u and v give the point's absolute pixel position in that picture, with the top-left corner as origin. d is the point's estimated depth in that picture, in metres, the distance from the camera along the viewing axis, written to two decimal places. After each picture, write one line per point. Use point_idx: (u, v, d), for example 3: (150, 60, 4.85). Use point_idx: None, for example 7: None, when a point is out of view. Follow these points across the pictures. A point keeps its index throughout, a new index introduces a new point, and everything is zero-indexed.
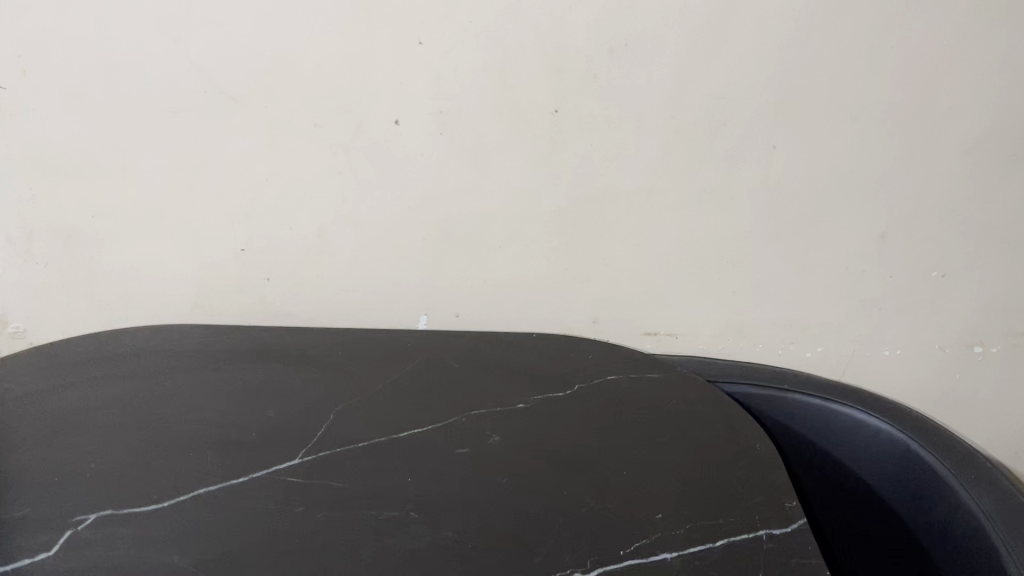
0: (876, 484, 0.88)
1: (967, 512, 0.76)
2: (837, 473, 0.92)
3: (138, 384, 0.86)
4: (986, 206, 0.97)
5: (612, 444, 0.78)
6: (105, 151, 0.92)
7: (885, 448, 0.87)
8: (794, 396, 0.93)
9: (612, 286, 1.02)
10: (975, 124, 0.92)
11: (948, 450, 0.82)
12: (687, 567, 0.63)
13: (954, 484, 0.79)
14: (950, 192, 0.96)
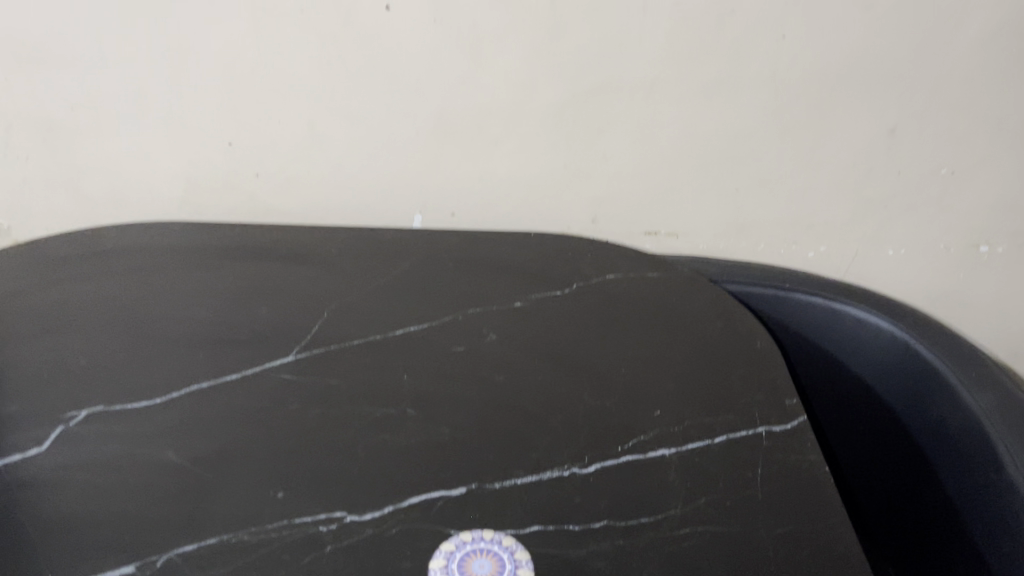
0: (874, 380, 0.88)
1: (967, 414, 0.76)
2: (835, 369, 0.91)
3: (126, 281, 0.84)
4: (1002, 100, 0.93)
5: (611, 342, 0.77)
6: (80, 39, 0.88)
7: (886, 346, 0.85)
8: (795, 296, 0.90)
9: (612, 183, 1.00)
10: (997, 13, 0.87)
11: (949, 351, 0.81)
12: (685, 463, 0.63)
13: (955, 385, 0.78)
14: (965, 86, 0.92)
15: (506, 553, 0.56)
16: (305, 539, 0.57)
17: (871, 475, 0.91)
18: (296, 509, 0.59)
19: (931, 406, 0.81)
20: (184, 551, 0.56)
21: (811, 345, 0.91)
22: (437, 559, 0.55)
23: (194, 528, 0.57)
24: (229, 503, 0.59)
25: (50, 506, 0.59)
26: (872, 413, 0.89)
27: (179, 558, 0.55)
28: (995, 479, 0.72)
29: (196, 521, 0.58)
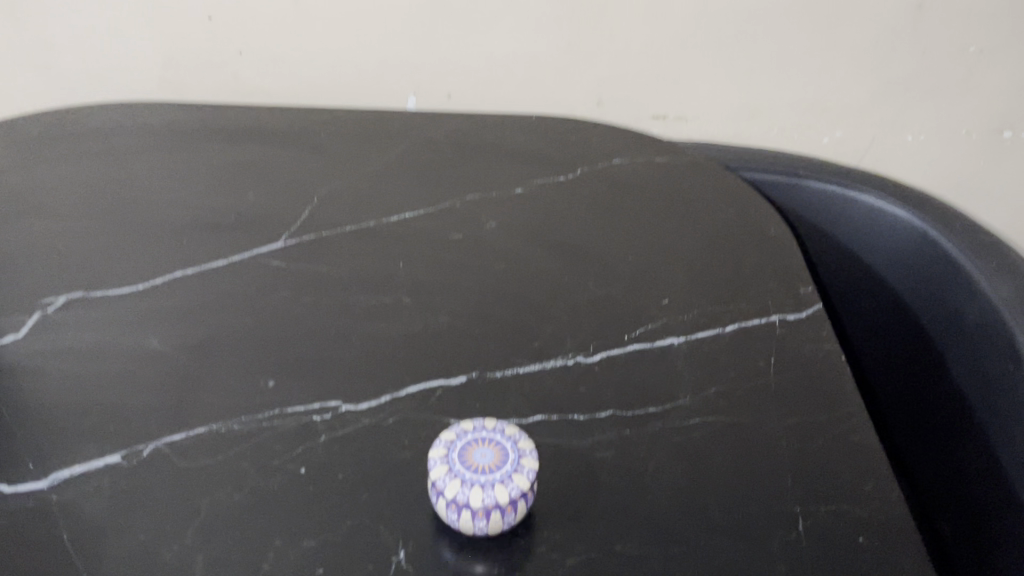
0: (890, 272, 0.85)
1: (984, 301, 0.73)
2: (850, 261, 0.88)
3: (103, 163, 0.79)
4: None
5: (616, 228, 0.73)
6: None
7: (903, 235, 0.82)
8: (810, 182, 0.87)
9: (618, 63, 0.94)
10: None
11: (969, 238, 0.77)
12: (694, 353, 0.60)
13: (973, 272, 0.75)
14: None
15: (511, 442, 0.50)
16: (297, 428, 0.55)
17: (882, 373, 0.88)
18: (287, 398, 0.57)
19: (946, 296, 0.78)
20: (171, 440, 0.53)
21: (826, 236, 0.88)
22: (438, 445, 0.50)
23: (181, 416, 0.55)
24: (218, 392, 0.57)
25: (30, 394, 0.56)
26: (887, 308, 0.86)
27: (166, 447, 0.53)
28: (1012, 369, 0.69)
29: (183, 410, 0.55)
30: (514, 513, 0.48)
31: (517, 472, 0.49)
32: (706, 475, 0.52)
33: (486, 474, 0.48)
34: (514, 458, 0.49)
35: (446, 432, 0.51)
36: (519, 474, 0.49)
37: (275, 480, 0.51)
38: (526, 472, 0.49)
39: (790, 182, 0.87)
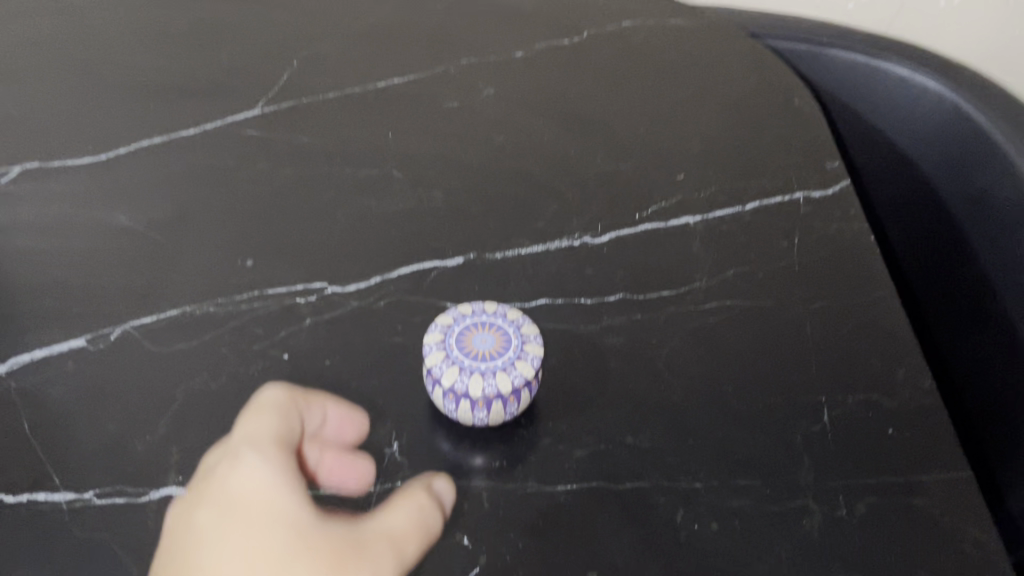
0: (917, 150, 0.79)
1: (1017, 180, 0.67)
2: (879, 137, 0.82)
3: (59, 18, 0.72)
4: None
5: (626, 97, 0.67)
6: None
7: (933, 109, 0.75)
8: (836, 52, 0.80)
9: None
10: None
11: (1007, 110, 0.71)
12: (710, 234, 0.55)
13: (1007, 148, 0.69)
14: None
15: (513, 327, 0.46)
16: (279, 312, 0.50)
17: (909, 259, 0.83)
18: (268, 280, 0.52)
19: (976, 177, 0.72)
20: (140, 324, 0.49)
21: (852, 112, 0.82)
22: (433, 330, 0.46)
23: (150, 298, 0.50)
24: (192, 272, 0.52)
25: None
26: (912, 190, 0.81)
27: (136, 331, 0.49)
28: None
29: (154, 292, 0.51)
30: (517, 403, 0.44)
31: (520, 358, 0.44)
32: (724, 366, 0.48)
33: (486, 361, 0.44)
34: (517, 342, 0.45)
35: (442, 316, 0.47)
36: (522, 361, 0.44)
37: (256, 368, 0.47)
38: (529, 357, 0.45)
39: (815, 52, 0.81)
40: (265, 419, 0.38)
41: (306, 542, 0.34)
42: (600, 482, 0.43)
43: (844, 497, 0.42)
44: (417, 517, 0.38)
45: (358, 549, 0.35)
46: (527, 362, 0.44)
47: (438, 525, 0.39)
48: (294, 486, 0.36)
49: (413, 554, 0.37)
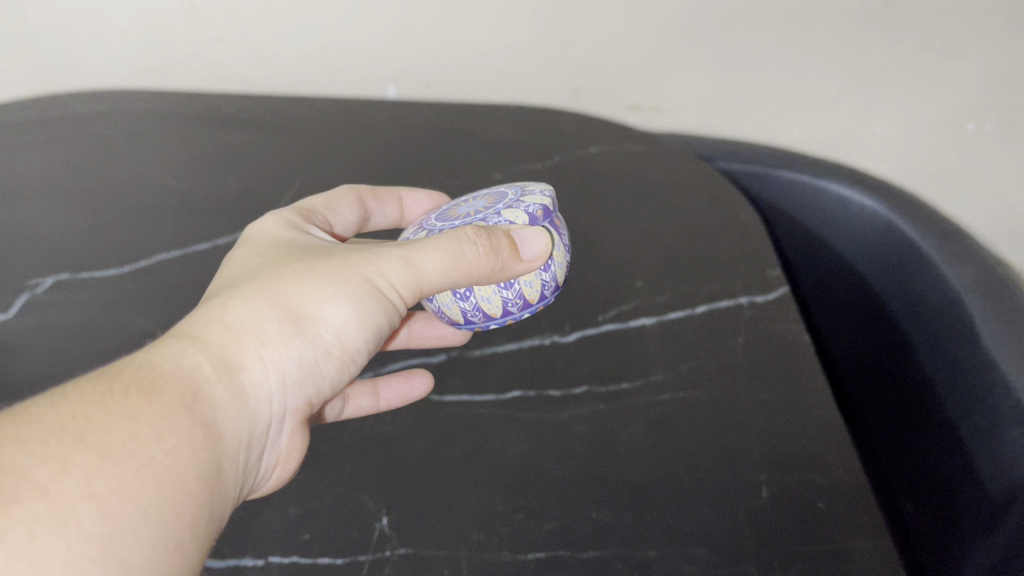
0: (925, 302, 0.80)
1: (972, 339, 0.73)
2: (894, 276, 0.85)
3: (85, 148, 0.82)
4: None
5: (593, 213, 0.76)
6: None
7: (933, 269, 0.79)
8: (819, 182, 0.89)
9: (594, 53, 0.95)
10: None
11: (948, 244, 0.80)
12: (666, 335, 0.63)
13: (969, 314, 0.74)
14: None
15: (512, 198, 0.61)
16: None
17: (832, 325, 0.97)
18: None
19: (907, 270, 0.83)
20: None
21: (772, 209, 0.95)
22: (440, 218, 0.62)
23: None
24: None
25: (18, 375, 0.61)
26: (837, 270, 0.93)
27: None
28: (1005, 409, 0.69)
29: None
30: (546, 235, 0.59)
31: (508, 212, 0.59)
32: (676, 447, 0.55)
33: (491, 213, 0.59)
34: (518, 204, 0.59)
35: (428, 221, 0.61)
36: (510, 212, 0.58)
37: None
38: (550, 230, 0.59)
39: (802, 182, 0.90)
40: (340, 199, 0.65)
41: (286, 262, 0.50)
42: (564, 551, 0.49)
43: (778, 564, 0.48)
44: (452, 242, 0.51)
45: (349, 255, 0.51)
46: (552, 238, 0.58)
47: (485, 258, 0.52)
48: (285, 247, 0.52)
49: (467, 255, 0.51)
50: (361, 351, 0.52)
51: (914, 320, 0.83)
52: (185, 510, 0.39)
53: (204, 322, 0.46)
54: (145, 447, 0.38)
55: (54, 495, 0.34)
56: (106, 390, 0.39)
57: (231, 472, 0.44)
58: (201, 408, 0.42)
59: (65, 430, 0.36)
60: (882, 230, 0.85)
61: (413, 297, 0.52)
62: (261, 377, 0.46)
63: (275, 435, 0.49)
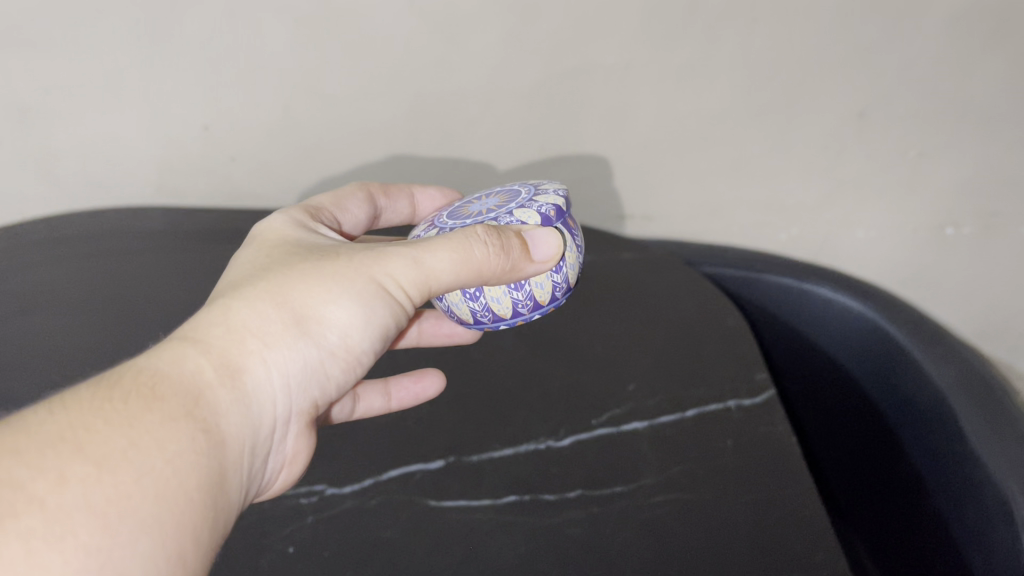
0: (915, 400, 0.83)
1: (962, 440, 0.75)
2: (885, 375, 0.88)
3: (105, 266, 0.87)
4: (980, 84, 0.92)
5: (585, 319, 0.79)
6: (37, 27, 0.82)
7: (920, 369, 0.82)
8: (806, 286, 0.93)
9: (588, 168, 1.01)
10: None
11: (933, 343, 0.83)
12: (658, 439, 0.65)
13: (957, 414, 0.76)
14: (945, 58, 0.89)
15: (521, 198, 0.63)
16: (286, 512, 0.60)
17: (825, 424, 0.99)
18: None
19: (893, 369, 0.86)
20: None
21: (757, 309, 0.98)
22: (450, 215, 0.64)
23: None
24: None
25: None
26: (825, 368, 0.96)
27: None
28: (999, 511, 0.70)
29: None
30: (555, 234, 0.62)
31: (519, 211, 0.61)
32: (670, 551, 0.56)
33: (503, 212, 0.61)
34: (530, 204, 0.61)
35: (439, 219, 0.64)
36: (521, 211, 0.61)
37: (267, 561, 0.57)
38: (562, 230, 0.62)
39: (790, 286, 0.94)
40: (348, 198, 0.70)
41: (291, 262, 0.52)
42: None
43: None
44: (462, 242, 0.53)
45: (354, 255, 0.53)
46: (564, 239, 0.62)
47: (495, 256, 0.54)
48: (290, 248, 0.54)
49: (477, 254, 0.54)
50: (366, 350, 0.55)
51: (906, 419, 0.85)
52: (185, 519, 0.40)
53: (207, 324, 0.48)
54: (143, 454, 0.39)
55: (52, 507, 0.35)
56: (105, 399, 0.40)
57: (234, 477, 0.45)
58: (202, 414, 0.43)
59: (63, 439, 0.37)
60: (869, 331, 0.88)
61: (421, 297, 0.54)
62: (264, 378, 0.48)
63: (279, 433, 0.52)
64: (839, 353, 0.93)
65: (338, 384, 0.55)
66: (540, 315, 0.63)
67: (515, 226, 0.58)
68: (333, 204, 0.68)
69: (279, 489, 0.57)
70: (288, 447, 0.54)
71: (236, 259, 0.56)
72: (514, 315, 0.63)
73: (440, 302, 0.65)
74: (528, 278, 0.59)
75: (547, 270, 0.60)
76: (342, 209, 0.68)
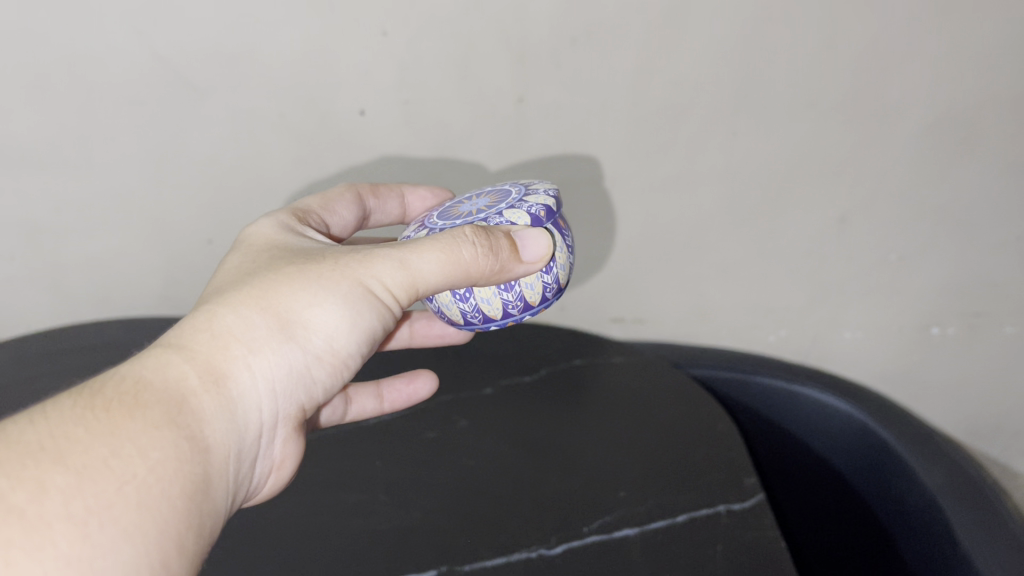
0: (907, 498, 0.84)
1: (952, 539, 0.76)
2: (877, 476, 0.89)
3: None
4: (954, 192, 0.96)
5: (577, 424, 0.81)
6: (55, 148, 0.87)
7: (911, 469, 0.84)
8: (796, 387, 0.95)
9: (579, 274, 1.04)
10: (951, 99, 0.88)
11: (922, 444, 0.85)
12: (648, 544, 0.66)
13: (946, 513, 0.78)
14: (917, 168, 0.94)
15: (511, 198, 0.65)
16: None
17: (817, 529, 0.98)
18: None
19: (883, 468, 0.88)
20: None
21: (746, 412, 0.99)
22: (441, 215, 0.66)
23: None
24: None
25: None
26: (816, 469, 0.97)
27: None
28: None
29: None
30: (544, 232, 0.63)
31: (508, 211, 0.63)
32: None
33: (493, 211, 0.63)
34: (520, 204, 0.64)
35: (431, 217, 0.66)
36: (510, 211, 0.63)
37: None
38: (551, 231, 0.64)
39: (781, 387, 0.96)
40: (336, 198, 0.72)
41: (277, 269, 0.54)
42: None
43: None
44: (450, 243, 0.55)
45: (341, 259, 0.55)
46: (553, 240, 0.64)
47: (482, 257, 0.56)
48: (277, 254, 0.56)
49: (466, 255, 0.55)
50: (353, 355, 0.56)
51: (899, 520, 0.86)
52: (168, 524, 0.41)
53: (192, 330, 0.50)
54: (123, 460, 0.41)
55: (30, 517, 0.37)
56: (86, 406, 0.42)
57: (221, 482, 0.47)
58: (185, 420, 0.45)
59: (43, 449, 0.39)
60: (860, 431, 0.91)
61: (408, 298, 0.56)
62: (250, 384, 0.50)
63: (268, 438, 0.53)
64: (831, 454, 0.95)
65: (326, 388, 0.57)
66: (530, 316, 0.65)
67: (504, 228, 0.60)
68: (321, 206, 0.70)
69: (268, 494, 0.58)
70: (276, 451, 0.55)
71: (224, 266, 0.58)
72: (504, 315, 0.65)
73: (431, 303, 0.67)
74: (518, 278, 0.61)
75: (537, 270, 0.62)
76: (330, 211, 0.71)
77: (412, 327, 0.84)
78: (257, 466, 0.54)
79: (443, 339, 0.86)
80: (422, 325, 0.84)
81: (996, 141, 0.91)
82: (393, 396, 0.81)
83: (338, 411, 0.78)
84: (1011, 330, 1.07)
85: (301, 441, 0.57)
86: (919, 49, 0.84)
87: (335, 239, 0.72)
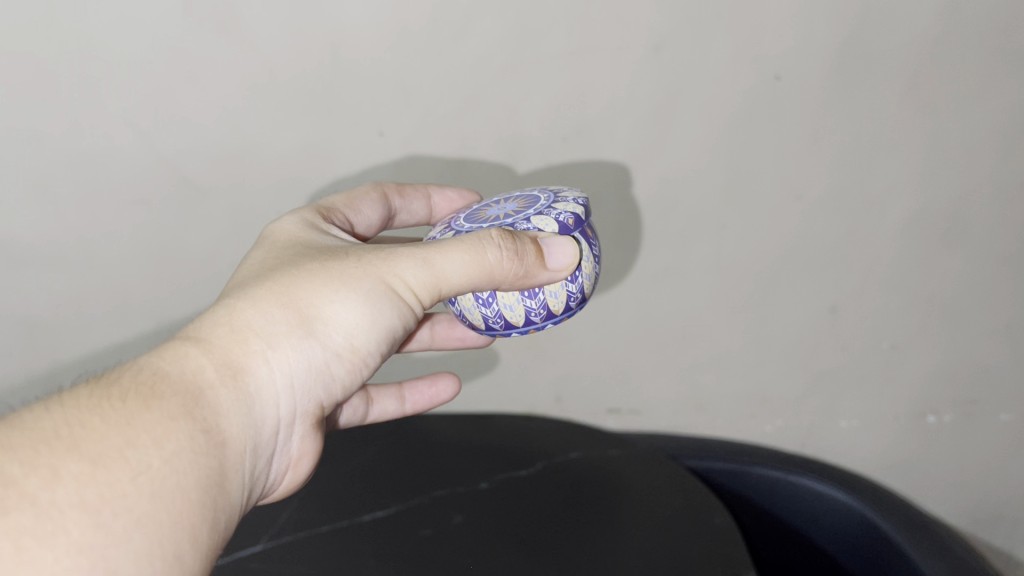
0: None
1: None
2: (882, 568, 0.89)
3: None
4: (941, 282, 0.97)
5: (575, 520, 0.79)
6: (55, 247, 0.88)
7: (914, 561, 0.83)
8: (794, 478, 0.95)
9: (573, 365, 1.04)
10: (932, 194, 0.90)
11: (923, 537, 0.85)
12: None
13: None
14: (903, 260, 0.95)
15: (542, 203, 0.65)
16: None
17: None
18: None
19: (883, 559, 0.88)
20: None
21: (740, 502, 0.98)
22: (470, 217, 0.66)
23: None
24: None
25: None
26: (817, 562, 0.96)
27: None
28: None
29: None
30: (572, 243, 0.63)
31: (537, 217, 0.63)
32: None
33: (521, 217, 0.63)
34: (550, 211, 0.63)
35: (461, 220, 0.66)
36: (538, 218, 0.63)
37: None
38: (579, 239, 0.64)
39: (777, 478, 0.95)
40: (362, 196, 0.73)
41: (301, 265, 0.56)
42: None
43: None
44: (475, 242, 0.56)
45: (363, 255, 0.57)
46: (580, 248, 0.63)
47: (508, 262, 0.56)
48: (300, 251, 0.59)
49: (491, 257, 0.56)
50: (373, 353, 0.58)
51: None
52: (182, 519, 0.43)
53: (215, 325, 0.52)
54: (137, 452, 0.43)
55: (43, 503, 0.38)
56: (102, 398, 0.45)
57: (235, 477, 0.49)
58: (202, 413, 0.47)
59: (58, 437, 0.41)
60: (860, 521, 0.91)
61: (430, 298, 0.58)
62: (268, 379, 0.52)
63: (285, 433, 0.56)
64: (833, 545, 0.94)
65: (345, 386, 0.59)
66: (554, 324, 0.65)
67: (531, 233, 0.61)
68: (345, 205, 0.71)
69: (285, 490, 0.61)
70: (294, 447, 0.58)
71: (248, 260, 0.61)
72: (526, 322, 0.65)
73: (454, 306, 0.67)
74: (543, 284, 0.61)
75: (562, 278, 0.62)
76: (354, 209, 0.72)
77: (433, 329, 0.82)
78: (274, 460, 0.56)
79: (463, 343, 0.85)
80: (443, 328, 0.83)
81: (979, 233, 0.93)
82: (415, 397, 0.82)
83: (360, 411, 0.79)
84: (1007, 418, 1.08)
85: (319, 440, 0.59)
86: (899, 146, 0.87)
87: (360, 238, 0.73)
